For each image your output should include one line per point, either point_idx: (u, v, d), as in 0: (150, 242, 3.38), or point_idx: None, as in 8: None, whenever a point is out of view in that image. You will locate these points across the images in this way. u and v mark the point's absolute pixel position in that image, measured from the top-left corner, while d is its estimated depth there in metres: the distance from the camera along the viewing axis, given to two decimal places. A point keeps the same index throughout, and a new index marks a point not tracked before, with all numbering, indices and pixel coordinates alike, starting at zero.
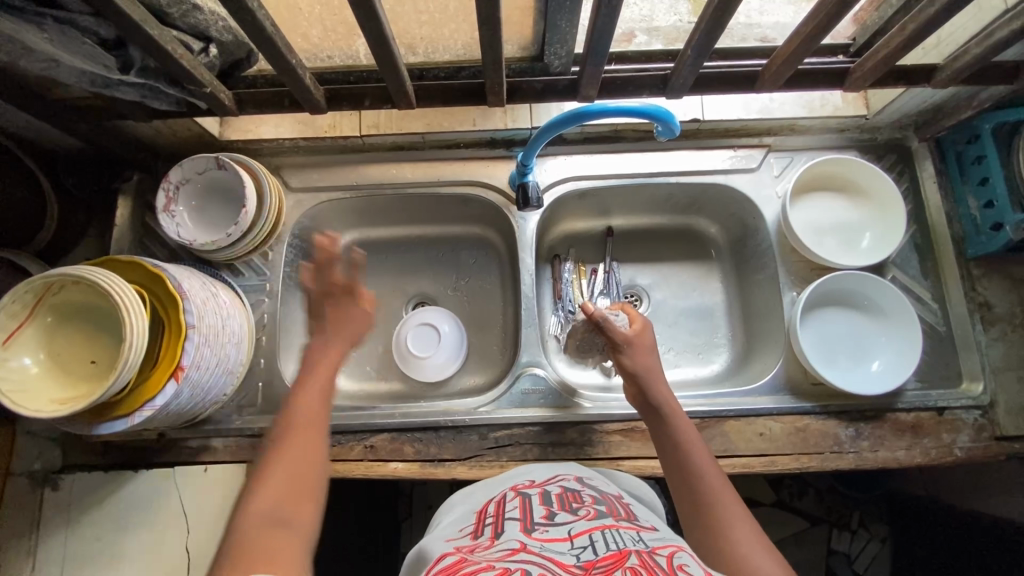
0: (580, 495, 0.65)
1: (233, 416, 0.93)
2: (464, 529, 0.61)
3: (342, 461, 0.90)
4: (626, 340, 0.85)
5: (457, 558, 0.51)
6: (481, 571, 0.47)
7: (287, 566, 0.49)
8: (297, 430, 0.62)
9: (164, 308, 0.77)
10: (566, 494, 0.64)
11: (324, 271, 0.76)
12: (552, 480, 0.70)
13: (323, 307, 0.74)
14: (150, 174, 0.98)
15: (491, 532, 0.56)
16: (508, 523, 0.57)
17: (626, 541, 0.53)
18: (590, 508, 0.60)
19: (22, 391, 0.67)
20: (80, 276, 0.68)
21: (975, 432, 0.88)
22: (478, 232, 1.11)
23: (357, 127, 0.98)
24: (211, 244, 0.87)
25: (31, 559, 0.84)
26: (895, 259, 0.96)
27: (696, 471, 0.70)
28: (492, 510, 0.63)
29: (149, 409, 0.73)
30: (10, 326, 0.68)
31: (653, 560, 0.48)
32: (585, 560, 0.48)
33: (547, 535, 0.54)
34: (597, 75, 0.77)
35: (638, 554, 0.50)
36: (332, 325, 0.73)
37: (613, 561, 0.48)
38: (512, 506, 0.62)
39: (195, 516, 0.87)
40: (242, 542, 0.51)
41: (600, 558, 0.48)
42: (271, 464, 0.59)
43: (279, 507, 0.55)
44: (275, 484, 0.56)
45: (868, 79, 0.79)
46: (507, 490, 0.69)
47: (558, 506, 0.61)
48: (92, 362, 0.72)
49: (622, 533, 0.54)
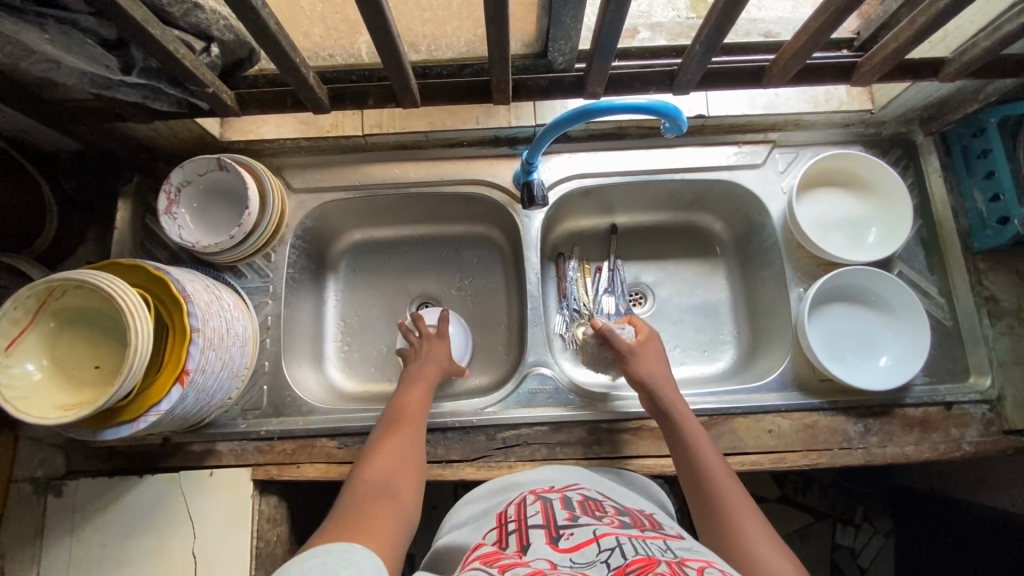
0: (602, 504, 0.67)
1: (238, 419, 0.92)
2: (485, 532, 0.65)
3: (350, 464, 0.89)
4: (631, 351, 0.87)
5: (494, 548, 0.56)
6: (516, 565, 0.50)
7: (388, 518, 0.63)
8: (401, 427, 0.79)
9: (167, 309, 0.76)
10: (588, 502, 0.67)
11: (421, 326, 0.96)
12: (570, 487, 0.73)
13: (422, 352, 0.93)
14: (149, 176, 0.97)
15: (517, 544, 0.57)
16: (535, 533, 0.58)
17: (653, 549, 0.54)
18: (613, 518, 0.62)
19: (25, 398, 0.66)
20: (82, 280, 0.67)
21: (983, 426, 0.88)
22: (481, 231, 1.10)
23: (360, 126, 0.97)
24: (214, 246, 0.86)
25: (36, 567, 0.85)
26: (901, 254, 0.96)
27: (706, 470, 0.71)
28: (513, 513, 0.65)
29: (155, 414, 0.72)
30: (12, 332, 0.67)
31: (684, 571, 0.49)
32: (615, 566, 0.49)
33: (572, 542, 0.55)
34: (604, 72, 0.76)
35: (668, 563, 0.50)
36: (425, 361, 0.92)
37: (642, 566, 0.49)
38: (533, 510, 0.64)
39: (201, 520, 0.86)
40: (357, 500, 0.66)
41: (629, 563, 0.49)
42: (379, 450, 0.75)
43: (387, 479, 0.70)
44: (381, 463, 0.72)
45: (876, 73, 0.79)
46: (526, 493, 0.71)
47: (581, 511, 0.63)
48: (95, 368, 0.71)
49: (649, 541, 0.56)
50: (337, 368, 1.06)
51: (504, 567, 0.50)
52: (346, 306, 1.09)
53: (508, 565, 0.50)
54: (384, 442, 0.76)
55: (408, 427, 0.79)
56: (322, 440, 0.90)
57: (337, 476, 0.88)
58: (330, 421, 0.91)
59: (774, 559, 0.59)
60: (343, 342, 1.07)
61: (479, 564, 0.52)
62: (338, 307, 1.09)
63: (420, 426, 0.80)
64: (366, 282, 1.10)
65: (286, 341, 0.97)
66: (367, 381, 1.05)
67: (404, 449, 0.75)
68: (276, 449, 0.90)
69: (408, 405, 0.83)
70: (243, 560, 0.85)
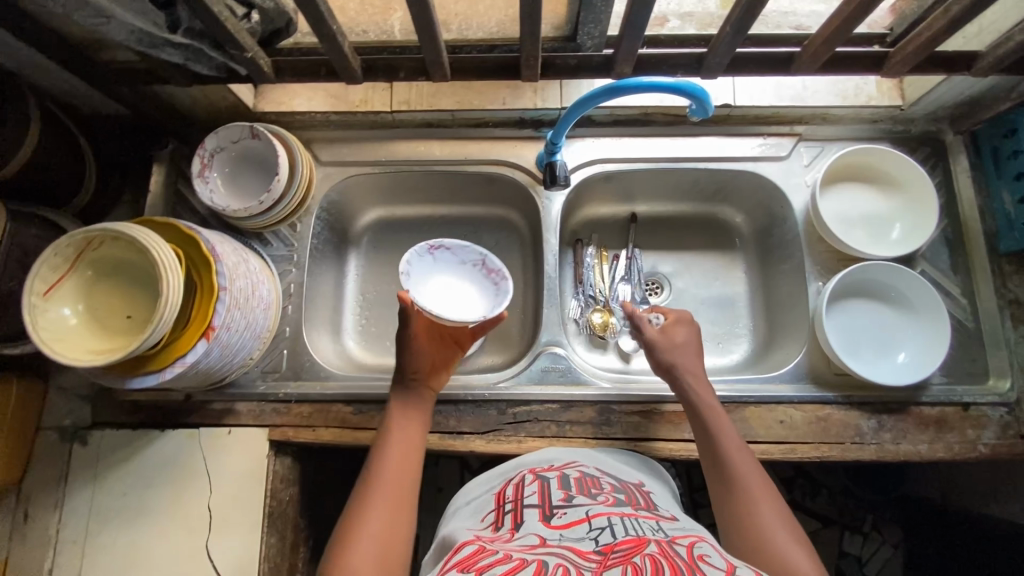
0: (598, 481, 0.70)
1: (257, 381, 0.94)
2: (484, 513, 0.69)
3: (364, 429, 0.91)
4: (658, 338, 0.85)
5: (476, 547, 0.57)
6: (496, 562, 0.52)
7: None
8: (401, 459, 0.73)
9: (198, 271, 0.79)
10: (584, 479, 0.70)
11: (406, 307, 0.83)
12: (569, 464, 0.76)
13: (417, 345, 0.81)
14: (183, 143, 1.00)
15: (510, 524, 0.62)
16: (527, 513, 0.62)
17: (645, 529, 0.57)
18: (608, 495, 0.66)
19: (60, 339, 0.69)
20: (120, 231, 0.70)
21: (1000, 428, 0.87)
22: (501, 214, 1.12)
23: (389, 102, 0.99)
24: (243, 212, 0.89)
25: (58, 512, 0.89)
26: (925, 253, 0.95)
27: (726, 460, 0.72)
28: (511, 493, 0.69)
29: (180, 366, 0.75)
30: (51, 277, 0.70)
31: (673, 550, 0.52)
32: (604, 544, 0.54)
33: (564, 520, 0.59)
34: (634, 51, 0.76)
35: (658, 543, 0.54)
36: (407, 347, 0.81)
37: (631, 546, 0.53)
38: (529, 490, 0.68)
39: (217, 476, 0.89)
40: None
41: (619, 543, 0.53)
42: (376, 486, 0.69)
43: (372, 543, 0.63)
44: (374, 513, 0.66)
45: (908, 63, 0.78)
46: (525, 473, 0.74)
47: (576, 490, 0.67)
48: (127, 317, 0.74)
49: (641, 521, 0.59)
50: (354, 341, 1.08)
51: (484, 567, 0.51)
52: (364, 282, 1.11)
53: (487, 565, 0.51)
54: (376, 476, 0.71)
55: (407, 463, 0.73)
56: (338, 404, 0.93)
57: (351, 440, 0.90)
58: (346, 388, 0.93)
59: (798, 557, 0.61)
60: (361, 316, 1.09)
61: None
62: (357, 282, 1.11)
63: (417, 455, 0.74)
64: (386, 260, 1.12)
65: (307, 310, 0.99)
66: (383, 355, 1.07)
67: (405, 468, 0.72)
68: (293, 411, 0.92)
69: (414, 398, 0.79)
70: (255, 519, 0.87)
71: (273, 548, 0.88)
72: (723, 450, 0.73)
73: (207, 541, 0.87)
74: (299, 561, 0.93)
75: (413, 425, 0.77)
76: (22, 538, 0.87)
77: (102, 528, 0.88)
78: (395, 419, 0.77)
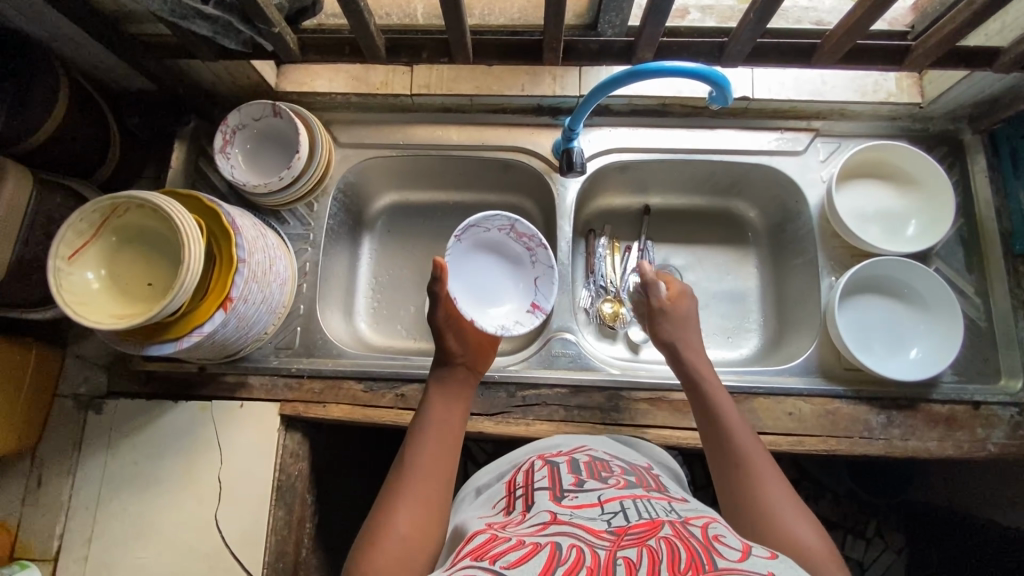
0: (608, 464, 0.71)
1: (270, 356, 0.95)
2: (496, 500, 0.69)
3: (373, 407, 0.92)
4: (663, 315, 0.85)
5: (488, 535, 0.57)
6: (510, 548, 0.52)
7: None
8: (439, 448, 0.70)
9: (219, 243, 0.80)
10: (594, 462, 0.71)
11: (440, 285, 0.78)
12: (578, 449, 0.76)
13: (455, 328, 0.80)
14: (205, 121, 1.02)
15: (522, 506, 0.63)
16: (538, 495, 0.63)
17: (658, 511, 0.58)
18: (619, 478, 0.66)
19: (84, 303, 0.71)
20: (145, 199, 0.71)
21: (1011, 428, 0.87)
22: (515, 201, 1.12)
23: (409, 86, 0.99)
24: (263, 187, 0.90)
25: (70, 478, 0.90)
26: (939, 251, 0.95)
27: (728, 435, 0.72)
28: (521, 479, 0.69)
29: (198, 334, 0.76)
30: (76, 242, 0.71)
31: (687, 531, 0.53)
32: (617, 526, 0.54)
33: (576, 502, 0.60)
34: (655, 37, 0.77)
35: (672, 525, 0.54)
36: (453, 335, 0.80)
37: (645, 529, 0.53)
38: (539, 475, 0.68)
39: (228, 448, 0.90)
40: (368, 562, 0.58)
41: (633, 526, 0.54)
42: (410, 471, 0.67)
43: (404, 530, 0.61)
44: (408, 498, 0.64)
45: (929, 58, 0.78)
46: (534, 459, 0.75)
47: (587, 474, 0.67)
48: (149, 285, 0.75)
49: (653, 502, 0.60)
50: (366, 322, 1.09)
51: (498, 555, 0.51)
52: (377, 265, 1.12)
53: (501, 552, 0.51)
54: (413, 458, 0.68)
55: (445, 452, 0.70)
56: (349, 382, 0.93)
57: (361, 417, 0.91)
58: (358, 366, 0.94)
59: (804, 532, 0.61)
60: (373, 298, 1.10)
61: (470, 561, 0.51)
62: (370, 265, 1.12)
63: (454, 446, 0.71)
64: (399, 243, 1.14)
65: (321, 289, 1.00)
66: (394, 337, 1.08)
67: (443, 466, 0.68)
68: (304, 387, 0.93)
69: (456, 384, 0.78)
70: (264, 492, 0.88)
71: (280, 521, 0.89)
72: (725, 426, 0.72)
73: (216, 512, 0.88)
74: (304, 537, 0.94)
75: (453, 413, 0.74)
76: (34, 501, 0.89)
77: (113, 496, 0.89)
78: (435, 407, 0.75)
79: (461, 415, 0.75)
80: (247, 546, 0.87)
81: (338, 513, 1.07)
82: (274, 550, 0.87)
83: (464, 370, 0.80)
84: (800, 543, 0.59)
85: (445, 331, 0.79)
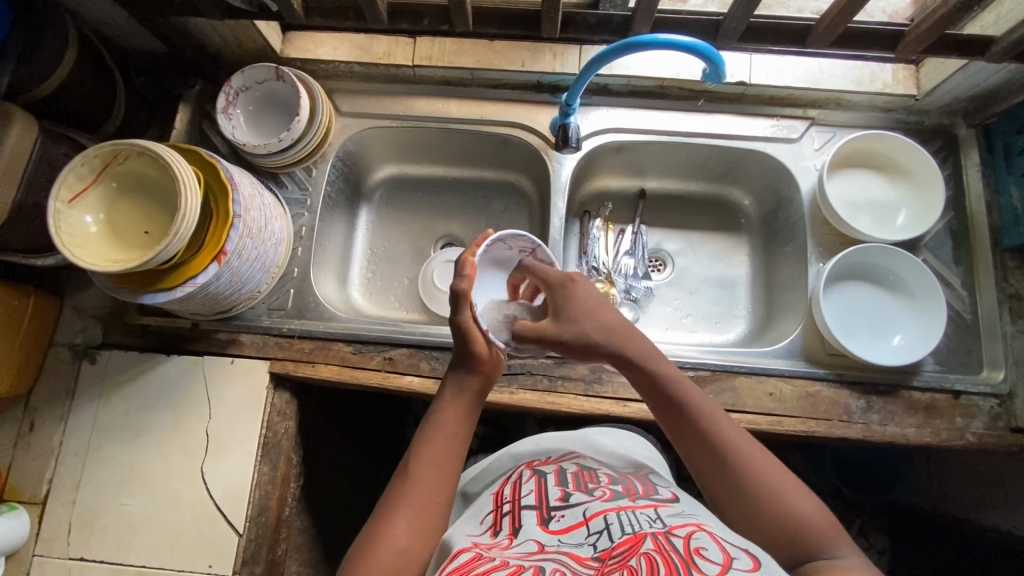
0: (595, 474, 0.67)
1: (263, 316, 0.97)
2: (483, 515, 0.64)
3: (361, 368, 0.94)
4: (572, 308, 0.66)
5: (472, 556, 0.53)
6: (496, 570, 0.50)
7: None
8: (443, 452, 0.66)
9: (216, 198, 0.82)
10: (581, 473, 0.67)
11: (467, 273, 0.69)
12: (566, 457, 0.73)
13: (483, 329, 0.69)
14: (211, 84, 1.03)
15: (509, 529, 0.58)
16: (525, 516, 0.59)
17: (642, 521, 0.54)
18: (605, 489, 0.62)
19: (79, 244, 0.73)
20: (143, 147, 0.73)
21: (989, 419, 0.88)
22: (513, 179, 1.14)
23: (411, 57, 1.01)
24: (263, 147, 0.92)
25: (63, 424, 0.92)
26: (928, 242, 0.96)
27: (687, 411, 0.63)
28: (509, 494, 0.65)
29: (191, 286, 0.78)
30: (77, 186, 0.73)
31: (670, 544, 0.50)
32: (602, 550, 0.51)
33: (563, 525, 0.56)
34: (652, 10, 0.78)
35: (654, 536, 0.51)
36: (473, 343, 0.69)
37: (628, 547, 0.50)
38: (527, 489, 0.64)
39: (217, 402, 0.92)
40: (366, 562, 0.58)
41: (617, 546, 0.51)
42: (412, 473, 0.64)
43: (399, 536, 0.60)
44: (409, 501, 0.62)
45: (923, 42, 0.80)
46: (523, 468, 0.71)
47: (573, 487, 0.63)
48: (145, 233, 0.77)
49: (639, 513, 0.56)
50: (360, 291, 1.10)
51: None
52: (374, 237, 1.14)
53: None
54: (417, 459, 0.65)
55: (449, 457, 0.66)
56: (339, 343, 0.95)
57: (348, 378, 0.92)
58: (348, 328, 0.96)
59: (795, 503, 0.58)
60: (368, 269, 1.12)
61: None
62: (367, 235, 1.14)
63: (459, 449, 0.67)
64: (396, 216, 1.15)
65: (317, 253, 1.02)
66: (386, 308, 1.09)
67: (444, 471, 0.65)
68: (295, 346, 0.95)
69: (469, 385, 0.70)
70: (249, 447, 0.90)
71: (265, 476, 0.90)
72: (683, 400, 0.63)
73: (203, 464, 0.90)
74: (287, 495, 0.96)
75: (461, 414, 0.69)
76: (26, 446, 0.91)
77: (103, 444, 0.91)
78: (447, 410, 0.69)
79: (469, 418, 0.69)
80: (231, 500, 0.88)
81: (321, 479, 1.08)
82: (256, 504, 0.89)
83: (481, 381, 0.70)
84: (794, 520, 0.57)
85: (470, 329, 0.69)
